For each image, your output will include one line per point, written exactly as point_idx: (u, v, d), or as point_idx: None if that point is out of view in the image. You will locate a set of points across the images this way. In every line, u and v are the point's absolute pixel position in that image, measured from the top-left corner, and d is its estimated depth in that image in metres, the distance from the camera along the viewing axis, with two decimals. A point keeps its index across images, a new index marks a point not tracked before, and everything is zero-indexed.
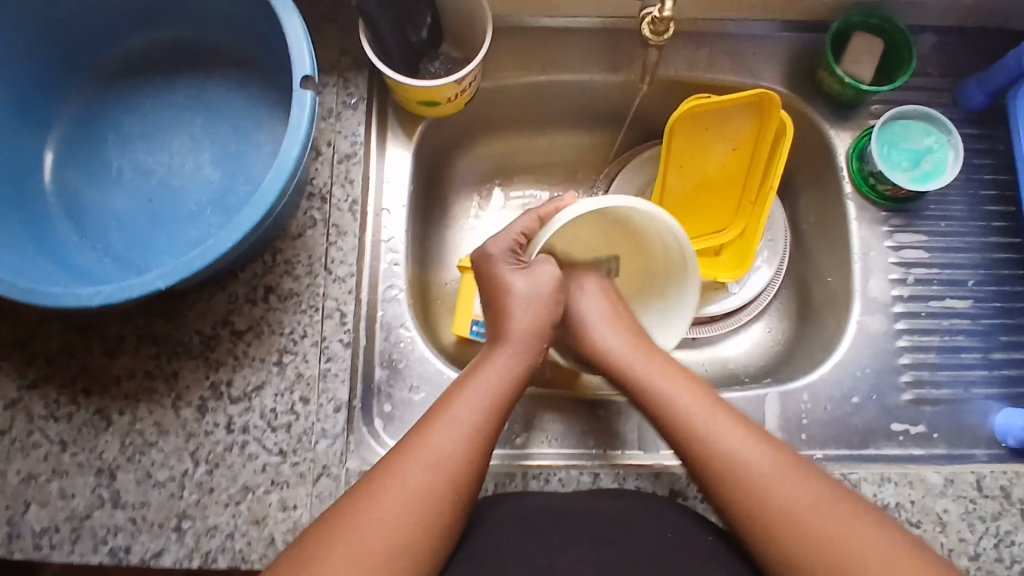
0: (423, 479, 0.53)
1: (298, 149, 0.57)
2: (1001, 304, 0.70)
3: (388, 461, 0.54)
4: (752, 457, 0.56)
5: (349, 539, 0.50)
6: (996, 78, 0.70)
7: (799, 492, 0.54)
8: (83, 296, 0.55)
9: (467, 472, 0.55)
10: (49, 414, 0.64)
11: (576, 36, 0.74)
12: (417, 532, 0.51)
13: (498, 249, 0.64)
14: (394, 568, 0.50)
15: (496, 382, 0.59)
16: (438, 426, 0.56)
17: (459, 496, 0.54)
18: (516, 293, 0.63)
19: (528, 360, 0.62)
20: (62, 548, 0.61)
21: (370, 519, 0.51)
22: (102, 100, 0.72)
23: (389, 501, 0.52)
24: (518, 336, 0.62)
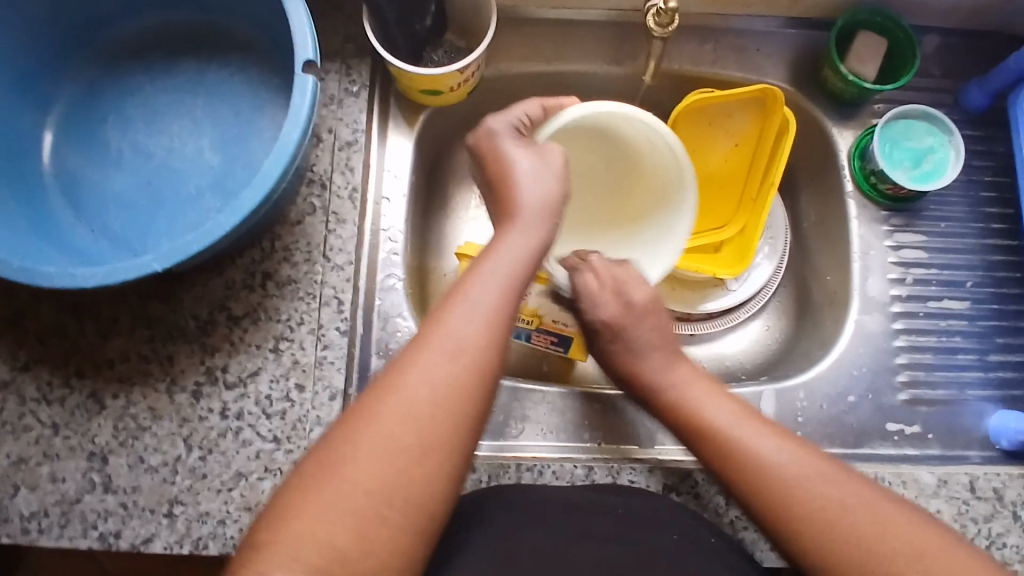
0: (451, 367, 0.47)
1: (299, 133, 0.56)
2: (998, 307, 0.71)
3: (404, 355, 0.48)
4: (782, 479, 0.51)
5: (380, 436, 0.45)
6: (998, 80, 0.70)
7: (814, 485, 0.51)
8: (81, 276, 0.54)
9: (494, 360, 0.49)
10: (42, 397, 0.63)
11: (581, 28, 0.74)
12: (451, 423, 0.46)
13: (502, 127, 0.61)
14: (431, 460, 0.45)
15: (521, 256, 0.54)
16: (457, 308, 0.49)
17: (487, 386, 0.48)
18: (523, 174, 0.58)
19: (543, 237, 0.56)
20: (52, 530, 0.61)
21: (400, 412, 0.45)
22: (102, 81, 0.71)
23: (417, 393, 0.46)
24: (531, 214, 0.56)
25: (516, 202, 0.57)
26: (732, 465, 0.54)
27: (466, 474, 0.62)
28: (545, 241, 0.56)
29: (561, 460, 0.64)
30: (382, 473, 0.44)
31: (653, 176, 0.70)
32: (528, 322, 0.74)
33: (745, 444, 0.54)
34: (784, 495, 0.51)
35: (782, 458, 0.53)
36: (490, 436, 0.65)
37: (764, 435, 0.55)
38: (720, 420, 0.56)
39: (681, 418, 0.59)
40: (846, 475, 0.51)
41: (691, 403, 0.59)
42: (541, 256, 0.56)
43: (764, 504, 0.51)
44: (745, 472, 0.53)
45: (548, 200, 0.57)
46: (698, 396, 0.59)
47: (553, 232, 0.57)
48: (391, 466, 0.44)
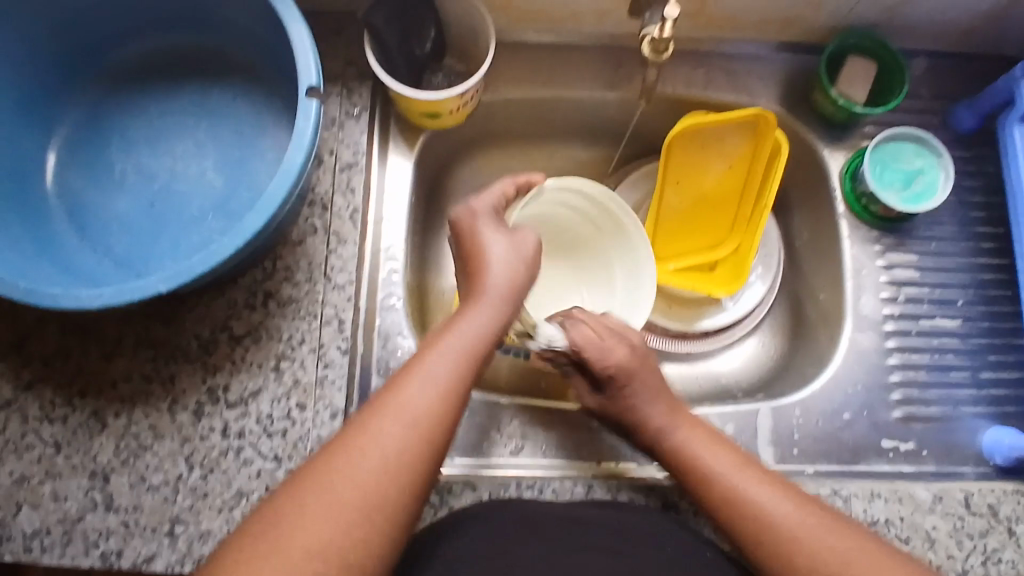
0: (401, 437, 0.48)
1: (302, 156, 0.57)
2: (989, 324, 0.72)
3: (359, 420, 0.49)
4: (786, 533, 0.53)
5: (325, 500, 0.45)
6: (985, 102, 0.72)
7: (816, 537, 0.53)
8: (85, 298, 0.55)
9: (444, 432, 0.50)
10: (45, 416, 0.64)
11: (577, 53, 0.76)
12: (396, 491, 0.47)
13: (484, 208, 0.61)
14: (372, 527, 0.46)
15: (479, 332, 0.55)
16: (415, 379, 0.51)
17: (434, 457, 0.49)
18: (494, 253, 0.59)
19: (505, 317, 0.57)
20: (54, 549, 0.61)
21: (346, 478, 0.46)
22: (108, 104, 0.72)
23: (364, 462, 0.47)
24: (495, 293, 0.57)
25: (478, 275, 0.58)
26: (735, 514, 0.56)
27: (466, 493, 0.63)
28: (504, 322, 0.57)
29: (560, 478, 0.65)
30: (322, 536, 0.44)
31: (609, 241, 0.74)
32: (526, 341, 0.73)
33: (746, 496, 0.56)
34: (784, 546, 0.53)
35: (785, 511, 0.55)
36: (489, 455, 0.66)
37: (762, 485, 0.56)
38: (721, 470, 0.58)
39: (682, 468, 0.60)
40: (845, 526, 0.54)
41: (692, 451, 0.60)
42: (502, 335, 0.57)
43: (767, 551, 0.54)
44: (750, 519, 0.55)
45: (510, 279, 0.58)
46: (697, 445, 0.60)
47: (511, 314, 0.57)
48: (330, 530, 0.45)
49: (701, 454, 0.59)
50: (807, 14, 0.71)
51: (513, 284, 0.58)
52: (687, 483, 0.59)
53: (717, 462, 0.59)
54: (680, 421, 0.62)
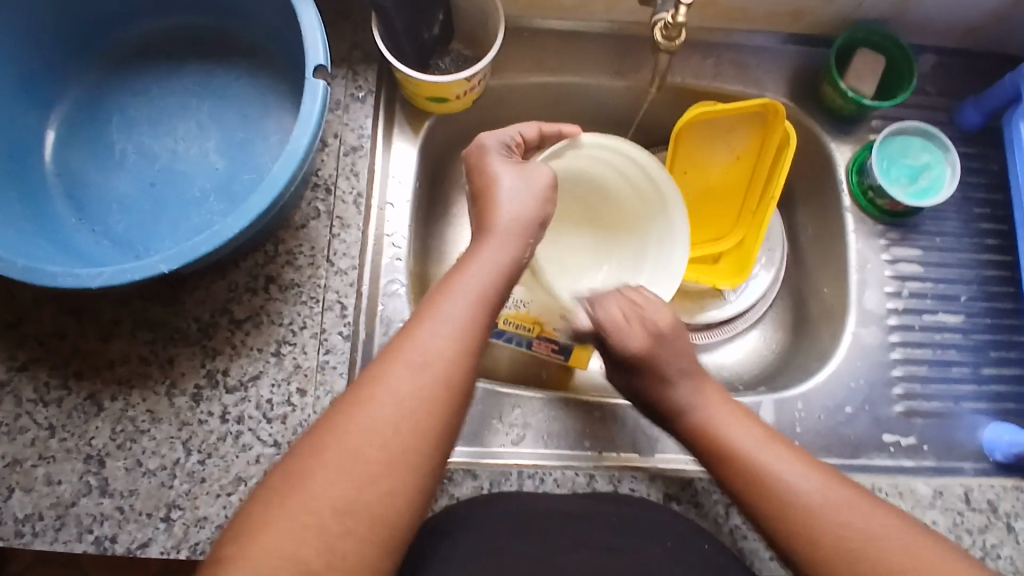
0: (420, 383, 0.47)
1: (308, 137, 0.56)
2: (991, 321, 0.72)
3: (373, 369, 0.48)
4: (815, 511, 0.51)
5: (346, 451, 0.45)
6: (992, 99, 0.72)
7: (851, 516, 0.50)
8: (85, 277, 0.54)
9: (462, 373, 0.49)
10: (38, 398, 0.63)
11: (585, 41, 0.75)
12: (418, 438, 0.46)
13: (492, 143, 0.62)
14: (396, 475, 0.45)
15: (493, 272, 0.54)
16: (429, 323, 0.50)
17: (455, 401, 0.49)
18: (503, 185, 0.59)
19: (519, 250, 0.56)
20: (47, 534, 0.60)
21: (366, 425, 0.46)
22: (108, 82, 0.71)
23: (382, 409, 0.46)
24: (506, 227, 0.56)
25: (490, 213, 0.57)
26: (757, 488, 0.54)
27: (468, 481, 0.62)
28: (522, 254, 0.57)
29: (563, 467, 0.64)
30: (348, 488, 0.44)
31: (648, 219, 0.72)
32: (528, 330, 0.74)
33: (772, 475, 0.54)
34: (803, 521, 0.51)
35: (809, 489, 0.52)
36: (491, 443, 0.65)
37: (788, 463, 0.54)
38: (745, 446, 0.56)
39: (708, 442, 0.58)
40: (872, 504, 0.51)
41: (716, 428, 0.58)
42: (516, 270, 0.56)
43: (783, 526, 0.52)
44: (772, 496, 0.53)
45: (524, 219, 0.57)
46: (724, 421, 0.58)
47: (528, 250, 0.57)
48: (355, 479, 0.44)
49: (729, 433, 0.57)
50: (819, 6, 0.70)
51: (528, 224, 0.57)
52: (709, 461, 0.58)
53: (746, 441, 0.56)
54: (711, 399, 0.60)
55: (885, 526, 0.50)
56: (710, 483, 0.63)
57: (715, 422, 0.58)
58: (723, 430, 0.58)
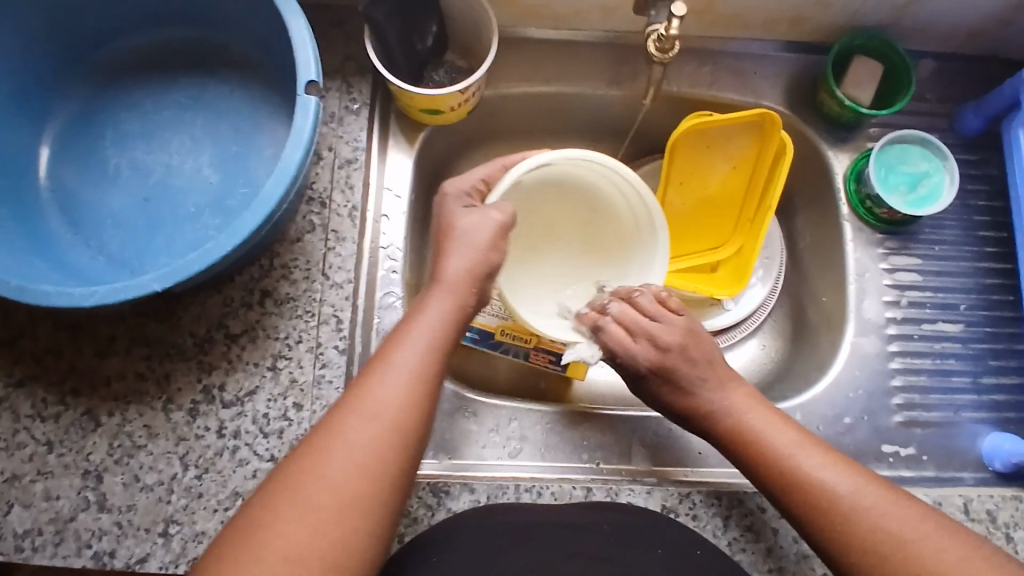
0: (373, 431, 0.48)
1: (300, 154, 0.56)
2: (991, 329, 0.71)
3: (326, 421, 0.49)
4: (851, 511, 0.51)
5: (299, 503, 0.45)
6: (992, 106, 0.71)
7: (890, 520, 0.50)
8: (79, 296, 0.54)
9: (416, 420, 0.50)
10: (37, 414, 0.63)
11: (579, 50, 0.75)
12: (373, 485, 0.47)
13: (454, 190, 0.60)
14: (349, 522, 0.46)
15: (440, 320, 0.54)
16: (381, 373, 0.50)
17: (411, 445, 0.49)
18: (460, 226, 0.57)
19: (467, 304, 0.56)
20: (46, 549, 0.60)
21: (321, 477, 0.46)
22: (103, 97, 0.71)
23: (336, 460, 0.47)
24: (453, 283, 0.55)
25: (438, 259, 0.56)
26: (801, 493, 0.53)
27: (464, 495, 0.61)
28: (465, 304, 0.56)
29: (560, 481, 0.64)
30: (303, 538, 0.44)
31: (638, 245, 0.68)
32: (526, 340, 0.74)
33: (813, 476, 0.53)
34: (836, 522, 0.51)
35: (868, 496, 0.51)
36: (487, 457, 0.65)
37: (823, 460, 0.54)
38: (780, 446, 0.55)
39: (747, 445, 0.56)
40: (899, 498, 0.51)
41: (759, 431, 0.56)
42: (465, 321, 0.56)
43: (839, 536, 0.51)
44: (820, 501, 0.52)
45: (475, 259, 0.56)
46: (756, 421, 0.57)
47: (475, 296, 0.56)
48: (308, 532, 0.44)
49: (769, 437, 0.56)
50: (815, 14, 0.70)
51: (481, 260, 0.56)
52: (740, 461, 0.57)
53: (785, 443, 0.55)
54: (750, 400, 0.58)
55: (919, 527, 0.50)
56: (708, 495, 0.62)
57: (747, 426, 0.57)
58: (762, 434, 0.56)
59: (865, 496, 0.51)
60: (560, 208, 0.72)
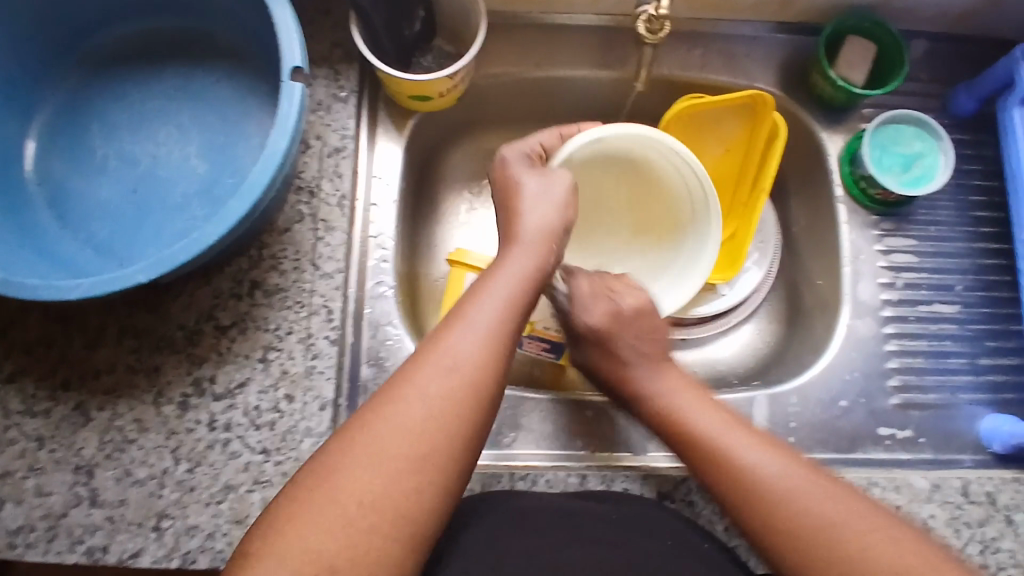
0: (450, 384, 0.48)
1: (286, 142, 0.55)
2: (988, 310, 0.71)
3: (402, 370, 0.49)
4: (776, 489, 0.52)
5: (378, 448, 0.45)
6: (986, 85, 0.70)
7: (811, 500, 0.50)
8: (64, 289, 0.53)
9: (491, 378, 0.49)
10: (27, 409, 0.62)
11: (569, 33, 0.74)
12: (450, 439, 0.46)
13: (514, 155, 0.61)
14: (424, 474, 0.45)
15: (517, 278, 0.54)
16: (457, 327, 0.50)
17: (487, 404, 0.49)
18: (525, 190, 0.59)
19: (544, 261, 0.56)
20: (39, 545, 0.60)
21: (393, 424, 0.46)
22: (89, 87, 0.70)
23: (413, 409, 0.46)
24: (531, 238, 0.57)
25: (518, 220, 0.58)
26: (721, 470, 0.54)
27: None
28: (545, 265, 0.57)
29: (555, 469, 0.63)
30: (378, 483, 0.44)
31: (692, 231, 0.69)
32: (520, 328, 0.74)
33: (734, 457, 0.54)
34: (789, 519, 0.50)
35: (794, 482, 0.52)
36: (482, 446, 0.65)
37: (754, 444, 0.55)
38: (708, 428, 0.56)
39: (671, 428, 0.59)
40: (848, 496, 0.51)
41: (685, 414, 0.58)
42: (543, 279, 0.56)
43: (756, 510, 0.52)
44: (734, 476, 0.53)
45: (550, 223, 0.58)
46: (684, 404, 0.59)
47: (554, 256, 0.57)
48: (383, 477, 0.44)
49: (694, 418, 0.58)
50: None
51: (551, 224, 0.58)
52: (675, 445, 0.58)
53: (715, 428, 0.57)
54: (687, 389, 0.60)
55: (849, 513, 0.50)
56: (703, 481, 0.63)
57: (684, 414, 0.58)
58: (688, 417, 0.58)
59: (787, 478, 0.52)
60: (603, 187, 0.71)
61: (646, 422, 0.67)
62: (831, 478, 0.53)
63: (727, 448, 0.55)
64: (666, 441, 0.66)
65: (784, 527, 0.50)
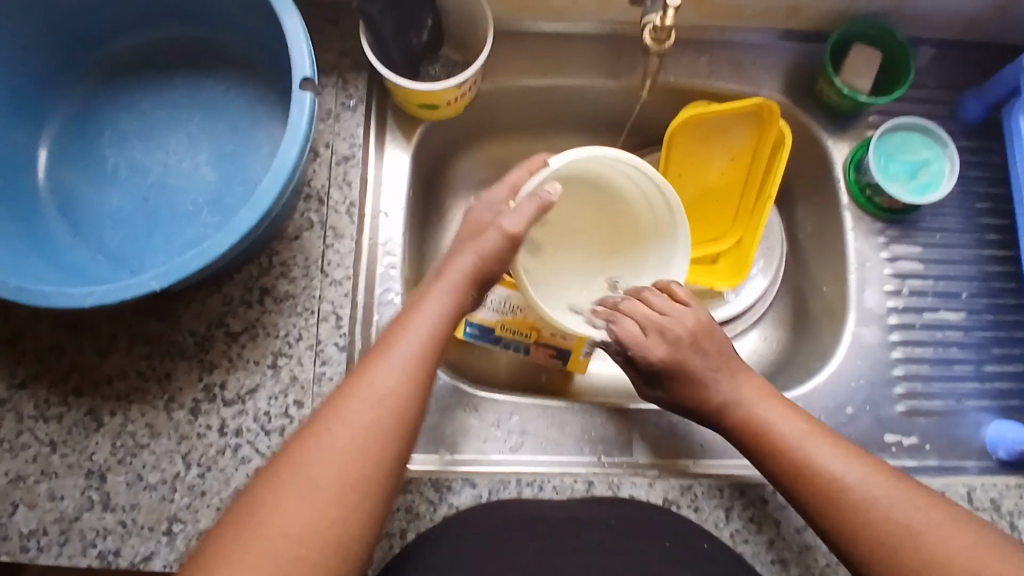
0: (371, 415, 0.49)
1: (297, 150, 0.56)
2: (994, 318, 0.71)
3: (327, 406, 0.50)
4: (868, 504, 0.51)
5: (300, 484, 0.46)
6: (994, 92, 0.71)
7: (896, 511, 0.51)
8: (78, 297, 0.54)
9: (413, 406, 0.50)
10: (40, 414, 0.63)
11: (575, 42, 0.74)
12: (372, 471, 0.47)
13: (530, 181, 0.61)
14: (344, 503, 0.46)
15: (441, 314, 0.54)
16: (382, 360, 0.51)
17: (405, 436, 0.50)
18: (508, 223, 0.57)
19: (465, 300, 0.56)
20: (52, 549, 0.61)
21: (317, 458, 0.47)
22: (100, 97, 0.71)
23: (334, 443, 0.48)
24: (455, 275, 0.56)
25: (449, 261, 0.58)
26: (807, 487, 0.54)
27: (466, 490, 0.61)
28: (464, 303, 0.57)
29: (562, 474, 0.64)
30: (309, 519, 0.45)
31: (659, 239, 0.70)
32: (526, 334, 0.74)
33: (817, 466, 0.54)
34: (854, 515, 0.51)
35: (872, 488, 0.52)
36: (489, 451, 0.65)
37: (829, 449, 0.55)
38: (788, 437, 0.56)
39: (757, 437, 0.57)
40: (917, 493, 0.52)
41: (761, 416, 0.58)
42: (461, 317, 0.56)
43: (836, 523, 0.52)
44: (815, 489, 0.53)
45: (475, 261, 0.57)
46: (766, 413, 0.58)
47: (473, 297, 0.57)
48: (309, 512, 0.45)
49: (775, 425, 0.57)
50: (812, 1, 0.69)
51: (481, 258, 0.57)
52: (749, 449, 0.58)
53: (793, 433, 0.56)
54: (766, 399, 0.59)
55: (922, 513, 0.50)
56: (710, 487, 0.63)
57: (758, 420, 0.57)
58: (771, 425, 0.57)
59: (874, 491, 0.52)
60: (587, 199, 0.73)
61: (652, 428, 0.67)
62: (906, 479, 0.53)
63: (811, 459, 0.54)
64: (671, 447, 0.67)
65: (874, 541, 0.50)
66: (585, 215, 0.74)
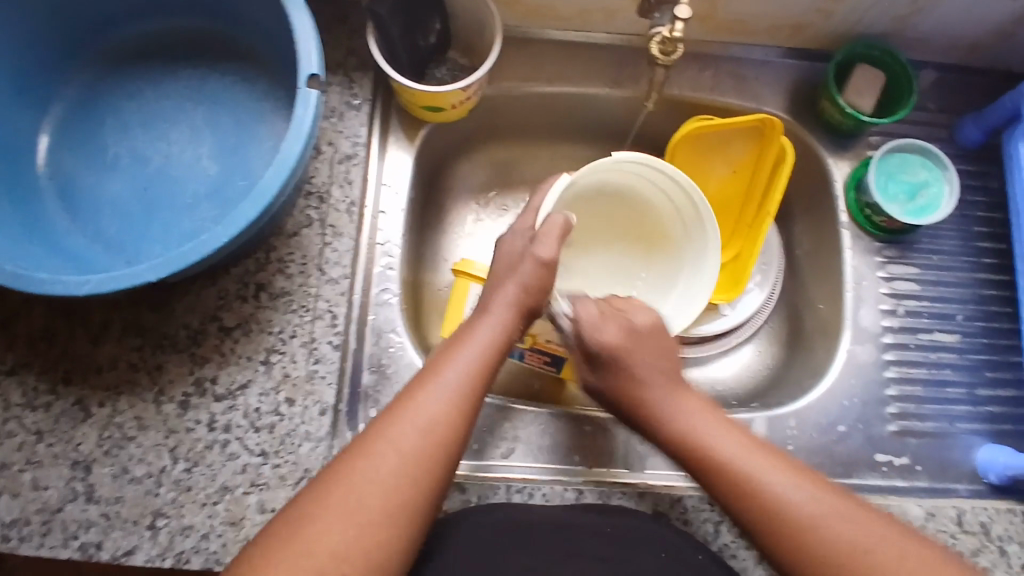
0: (422, 441, 0.50)
1: (300, 147, 0.56)
2: (987, 341, 0.71)
3: (374, 427, 0.51)
4: (806, 520, 0.50)
5: (348, 501, 0.47)
6: (993, 117, 0.71)
7: (842, 525, 0.50)
8: (72, 285, 0.54)
9: (457, 436, 0.51)
10: (27, 402, 0.62)
11: (582, 50, 0.75)
12: (414, 492, 0.48)
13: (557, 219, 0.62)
14: (391, 524, 0.47)
15: (483, 348, 0.55)
16: (429, 387, 0.52)
17: (449, 462, 0.51)
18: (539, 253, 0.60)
19: (513, 335, 0.58)
20: (32, 539, 0.60)
21: (364, 478, 0.48)
22: (103, 84, 0.71)
23: (382, 464, 0.48)
24: (498, 309, 0.58)
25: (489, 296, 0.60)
26: (747, 497, 0.52)
27: (455, 495, 0.62)
28: (511, 336, 0.58)
29: (552, 483, 0.63)
30: (343, 535, 0.45)
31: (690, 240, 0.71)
32: (520, 341, 0.73)
33: (762, 484, 0.52)
34: (795, 531, 0.50)
35: (806, 499, 0.51)
36: (480, 457, 0.64)
37: (770, 464, 0.53)
38: (731, 454, 0.54)
39: (687, 449, 0.56)
40: (858, 507, 0.51)
41: (694, 431, 0.57)
42: (507, 351, 0.58)
43: (773, 531, 0.51)
44: (762, 505, 0.52)
45: (516, 291, 0.59)
46: (704, 428, 0.57)
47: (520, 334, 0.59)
48: (353, 531, 0.46)
49: (716, 441, 0.56)
50: (817, 20, 0.70)
51: (523, 288, 0.59)
52: (692, 467, 0.56)
53: (733, 450, 0.55)
54: (713, 420, 0.57)
55: (854, 525, 0.50)
56: (699, 500, 0.63)
57: (702, 436, 0.56)
58: (711, 440, 0.56)
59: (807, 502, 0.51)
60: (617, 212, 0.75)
61: (644, 439, 0.67)
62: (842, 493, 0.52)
63: (745, 469, 0.53)
64: (662, 459, 0.66)
65: (798, 549, 0.50)
66: (610, 223, 0.76)
